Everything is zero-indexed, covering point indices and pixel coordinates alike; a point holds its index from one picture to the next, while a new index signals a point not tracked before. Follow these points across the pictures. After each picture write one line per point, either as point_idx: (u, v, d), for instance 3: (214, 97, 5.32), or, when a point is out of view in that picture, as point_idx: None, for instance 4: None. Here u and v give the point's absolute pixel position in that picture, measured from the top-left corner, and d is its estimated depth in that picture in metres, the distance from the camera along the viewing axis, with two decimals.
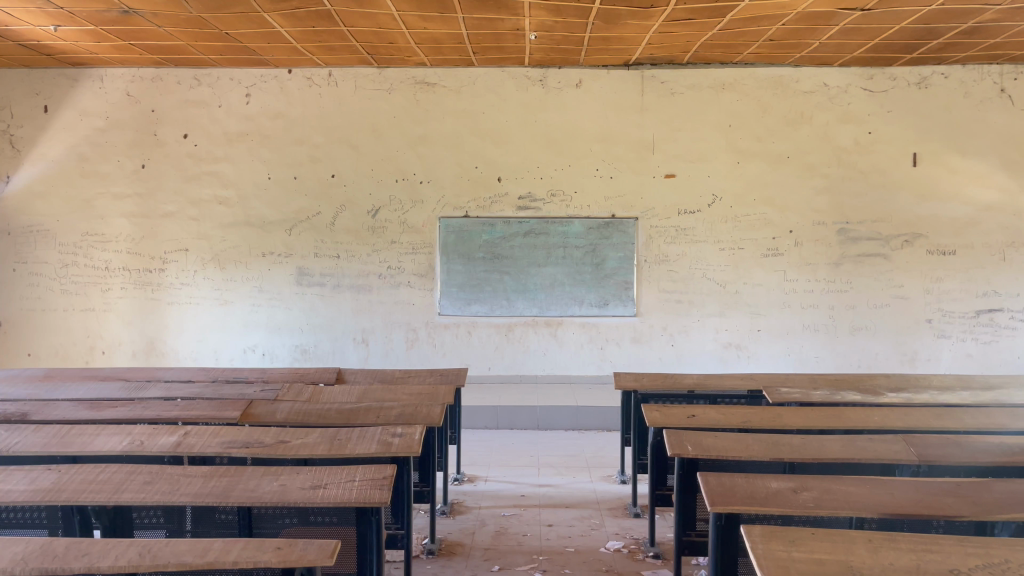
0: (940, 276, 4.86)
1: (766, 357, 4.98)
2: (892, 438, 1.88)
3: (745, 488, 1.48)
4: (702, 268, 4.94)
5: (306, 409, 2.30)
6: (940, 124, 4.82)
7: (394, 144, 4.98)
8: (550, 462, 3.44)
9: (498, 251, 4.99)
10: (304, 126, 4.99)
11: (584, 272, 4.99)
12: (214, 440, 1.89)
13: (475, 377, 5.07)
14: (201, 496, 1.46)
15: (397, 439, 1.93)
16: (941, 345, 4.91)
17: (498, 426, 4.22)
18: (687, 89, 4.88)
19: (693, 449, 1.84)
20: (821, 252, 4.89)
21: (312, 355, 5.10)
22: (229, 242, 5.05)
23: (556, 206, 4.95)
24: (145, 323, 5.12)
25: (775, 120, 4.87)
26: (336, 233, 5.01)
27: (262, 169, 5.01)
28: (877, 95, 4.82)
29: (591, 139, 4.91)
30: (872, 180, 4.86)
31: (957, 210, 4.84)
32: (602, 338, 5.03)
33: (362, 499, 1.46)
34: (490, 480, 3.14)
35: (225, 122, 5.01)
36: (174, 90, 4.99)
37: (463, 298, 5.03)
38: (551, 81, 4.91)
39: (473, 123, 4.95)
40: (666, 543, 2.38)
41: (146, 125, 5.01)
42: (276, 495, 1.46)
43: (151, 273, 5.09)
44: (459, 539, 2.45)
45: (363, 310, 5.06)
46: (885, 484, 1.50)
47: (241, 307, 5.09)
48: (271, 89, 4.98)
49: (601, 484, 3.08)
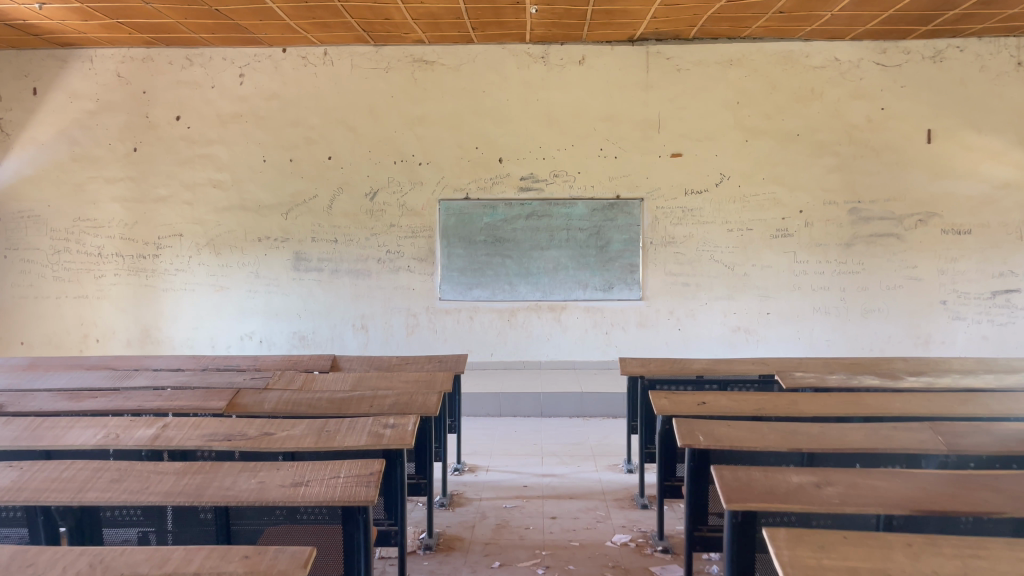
0: (955, 256, 4.72)
1: (776, 341, 4.86)
2: (918, 426, 1.76)
3: (764, 482, 1.35)
4: (709, 251, 4.81)
5: (295, 398, 2.20)
6: (956, 99, 4.66)
7: (392, 125, 4.84)
8: (553, 451, 3.32)
9: (500, 234, 4.86)
10: (299, 106, 4.86)
11: (588, 255, 4.86)
12: (193, 432, 1.78)
13: (477, 363, 4.97)
14: (172, 495, 1.35)
15: (389, 430, 1.81)
16: (955, 328, 4.78)
17: (501, 413, 4.11)
18: (694, 65, 4.72)
19: (705, 440, 1.72)
20: (832, 232, 4.75)
21: (310, 342, 5.00)
22: (224, 226, 4.93)
23: (559, 187, 4.81)
24: (141, 311, 5.01)
25: (784, 97, 4.72)
26: (334, 216, 4.89)
27: (256, 151, 4.88)
28: (890, 70, 4.66)
29: (594, 117, 4.77)
30: (885, 158, 4.71)
31: (973, 187, 4.68)
32: (607, 323, 4.91)
33: (346, 498, 1.34)
34: (492, 470, 3.03)
35: (219, 103, 4.87)
36: (166, 70, 4.86)
37: (464, 282, 4.91)
38: (553, 58, 4.76)
39: (474, 101, 4.80)
40: (676, 536, 2.27)
41: (138, 107, 4.88)
42: (253, 495, 1.35)
43: (145, 259, 4.97)
44: (459, 533, 2.34)
45: (362, 295, 4.94)
46: (916, 477, 1.37)
47: (237, 293, 4.97)
48: (265, 68, 4.84)
49: (607, 473, 2.97)
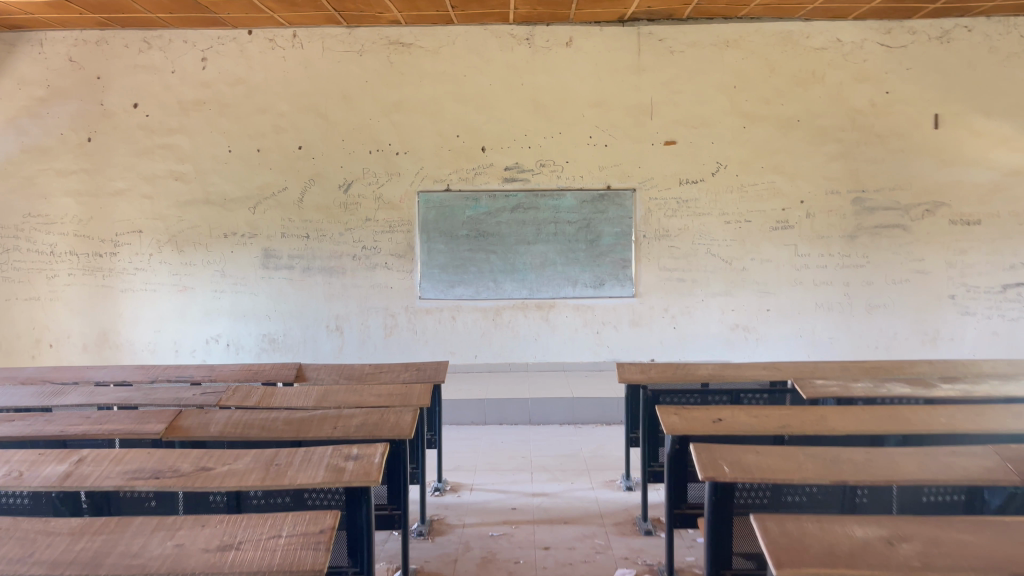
0: (964, 248, 4.47)
1: (776, 340, 4.60)
2: (982, 451, 1.48)
3: (821, 539, 1.06)
4: (706, 244, 4.53)
5: (246, 418, 1.91)
6: (964, 81, 4.40)
7: (367, 112, 4.52)
8: (544, 465, 3.03)
9: (484, 228, 4.56)
10: (266, 92, 4.52)
11: (577, 250, 4.57)
12: (113, 469, 1.47)
13: (460, 366, 4.67)
14: (60, 567, 1.04)
15: (351, 463, 1.51)
16: (965, 323, 4.54)
17: (486, 421, 3.82)
18: (688, 47, 4.44)
19: (731, 471, 1.43)
20: (834, 223, 4.49)
21: (281, 345, 4.68)
22: (187, 221, 4.59)
23: (546, 177, 4.52)
24: (98, 313, 4.66)
25: (784, 80, 4.44)
26: (305, 210, 4.57)
27: (221, 141, 4.55)
28: (895, 51, 4.40)
29: (582, 103, 4.48)
30: (890, 145, 4.45)
31: (982, 175, 4.43)
32: (598, 322, 4.62)
33: (287, 567, 1.04)
34: (477, 489, 2.74)
35: (179, 89, 4.53)
36: (122, 54, 4.51)
37: (445, 280, 4.61)
38: (539, 39, 4.45)
39: (454, 86, 4.49)
40: (688, 571, 1.99)
41: (91, 93, 4.52)
42: (166, 564, 1.04)
43: (101, 258, 4.62)
44: (438, 570, 2.05)
45: (336, 294, 4.63)
46: (1010, 527, 1.09)
47: (202, 293, 4.64)
48: (229, 52, 4.51)
49: (604, 491, 2.69)
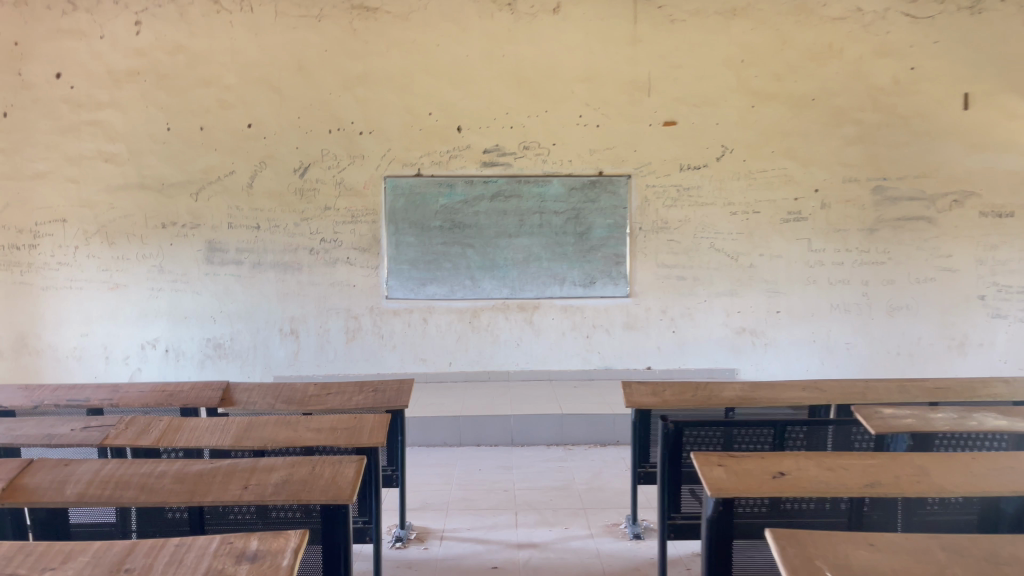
0: (995, 243, 4.03)
1: (786, 345, 4.13)
2: None
3: None
4: (709, 238, 4.04)
5: (121, 474, 1.36)
6: (997, 58, 3.94)
7: (326, 85, 3.95)
8: (531, 502, 2.51)
9: (460, 219, 4.02)
10: (210, 62, 3.94)
11: (565, 243, 4.04)
12: None
13: (432, 376, 4.13)
14: None
15: (246, 568, 0.97)
16: (995, 327, 4.10)
17: (461, 442, 3.29)
18: (691, 16, 3.93)
19: None
20: (852, 214, 4.02)
21: (228, 351, 4.11)
22: (119, 210, 4.01)
23: (531, 161, 3.99)
24: (15, 315, 4.06)
25: (798, 54, 3.95)
26: (255, 197, 4.00)
27: (158, 118, 3.96)
28: (921, 22, 3.92)
29: (571, 77, 3.96)
30: (915, 128, 3.98)
31: (1016, 161, 3.98)
32: (588, 325, 4.11)
33: None
34: (449, 539, 2.20)
35: (109, 57, 3.93)
36: (43, 16, 3.90)
37: (415, 277, 4.06)
38: (522, 5, 3.92)
39: (425, 57, 3.95)
40: None
41: (7, 61, 3.91)
42: None
43: (19, 251, 4.02)
44: None
45: (291, 293, 4.06)
46: None
47: (136, 292, 4.06)
48: (167, 14, 3.91)
49: (605, 540, 2.17)
